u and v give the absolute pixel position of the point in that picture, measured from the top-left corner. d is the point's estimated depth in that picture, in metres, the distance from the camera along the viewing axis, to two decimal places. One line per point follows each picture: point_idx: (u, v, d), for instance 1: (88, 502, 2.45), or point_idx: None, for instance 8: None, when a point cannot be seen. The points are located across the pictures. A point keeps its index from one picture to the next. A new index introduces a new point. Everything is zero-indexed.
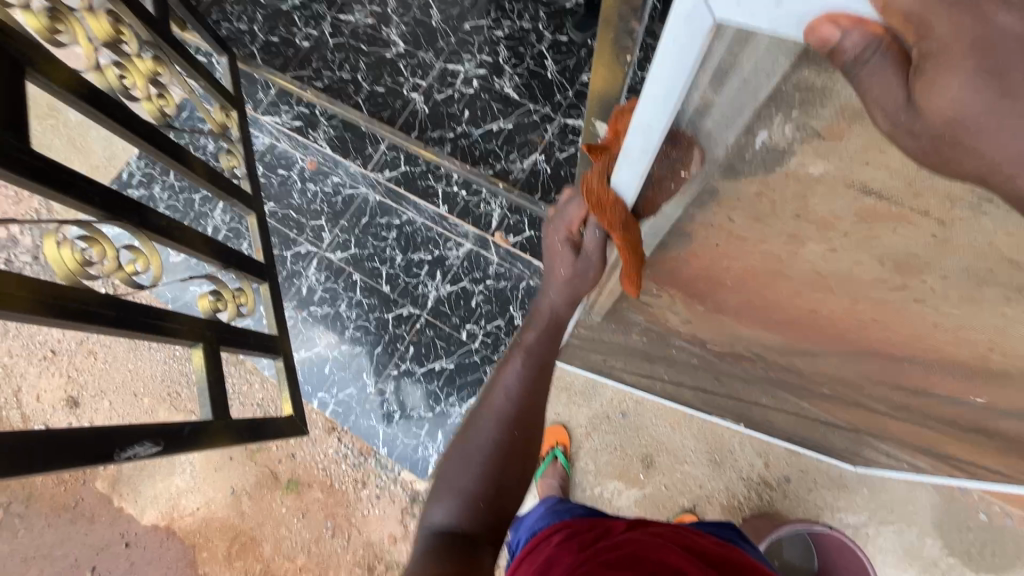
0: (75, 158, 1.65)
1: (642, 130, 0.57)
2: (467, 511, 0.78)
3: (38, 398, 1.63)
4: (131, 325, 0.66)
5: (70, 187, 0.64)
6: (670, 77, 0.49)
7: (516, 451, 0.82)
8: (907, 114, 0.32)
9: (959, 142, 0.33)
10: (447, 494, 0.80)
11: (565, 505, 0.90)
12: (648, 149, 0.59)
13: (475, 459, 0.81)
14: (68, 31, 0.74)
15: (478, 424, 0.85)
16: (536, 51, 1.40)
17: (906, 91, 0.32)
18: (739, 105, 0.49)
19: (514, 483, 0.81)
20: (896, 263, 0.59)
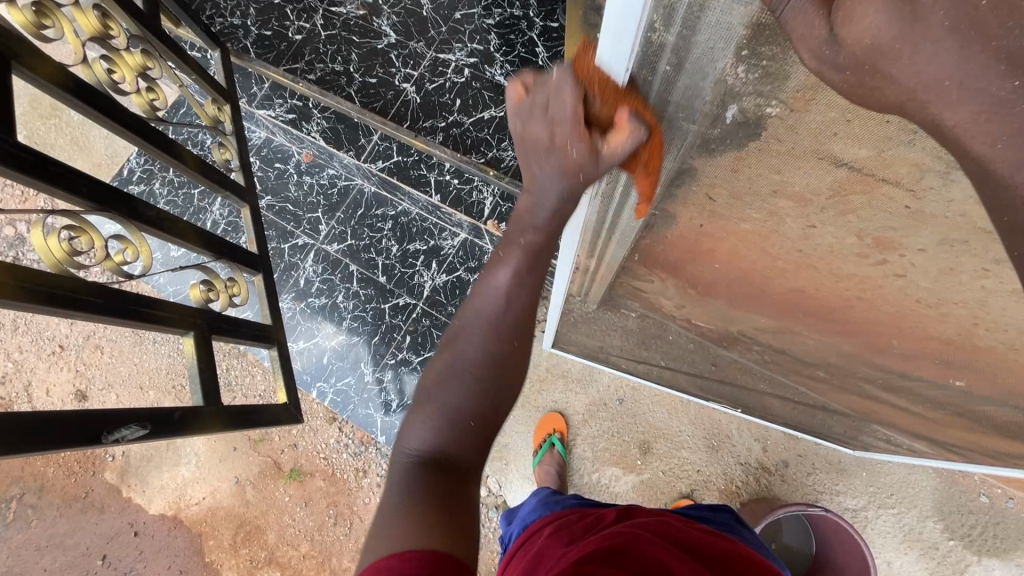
0: (79, 157, 1.69)
1: (606, 79, 0.53)
2: (456, 436, 0.70)
3: (48, 391, 1.67)
4: (120, 311, 0.68)
5: (58, 178, 0.65)
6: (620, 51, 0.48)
7: (503, 369, 0.74)
8: (831, 47, 0.37)
9: (880, 74, 0.36)
10: (433, 417, 0.71)
11: (558, 495, 0.91)
12: (615, 102, 0.56)
13: (468, 374, 0.73)
14: (55, 26, 0.75)
15: (468, 333, 0.75)
16: (527, 38, 1.39)
17: (827, 24, 0.36)
18: (702, 75, 0.50)
19: (501, 405, 0.74)
20: (875, 237, 0.59)
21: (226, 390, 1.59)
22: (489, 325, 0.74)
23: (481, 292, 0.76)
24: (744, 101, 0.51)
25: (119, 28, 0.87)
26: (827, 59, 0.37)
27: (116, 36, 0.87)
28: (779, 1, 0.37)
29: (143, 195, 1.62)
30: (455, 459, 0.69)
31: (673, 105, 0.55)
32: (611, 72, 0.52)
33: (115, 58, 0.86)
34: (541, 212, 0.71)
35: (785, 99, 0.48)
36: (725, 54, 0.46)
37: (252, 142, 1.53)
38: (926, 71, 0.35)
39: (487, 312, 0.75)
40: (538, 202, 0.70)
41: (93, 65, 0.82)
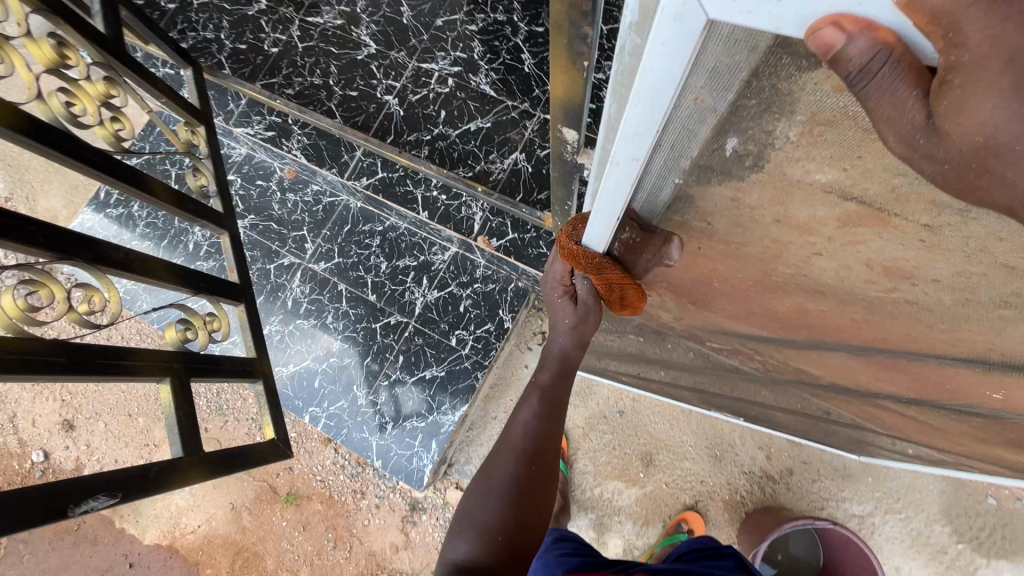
0: (55, 178, 1.64)
1: (629, 138, 0.48)
2: (487, 545, 0.81)
3: (34, 422, 1.62)
4: (85, 368, 0.64)
5: (10, 230, 0.60)
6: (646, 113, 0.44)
7: (529, 487, 0.85)
8: (927, 136, 0.32)
9: (988, 171, 0.32)
10: (466, 529, 0.83)
11: (559, 551, 0.85)
12: (638, 156, 0.51)
13: (496, 491, 0.85)
14: (5, 61, 0.70)
15: (497, 460, 0.89)
16: (512, 45, 1.34)
17: (926, 111, 0.31)
18: (702, 111, 0.46)
19: (526, 522, 0.83)
20: (885, 266, 0.55)
21: (217, 415, 1.55)
22: (513, 453, 0.88)
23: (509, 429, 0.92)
24: (744, 133, 0.47)
25: (78, 56, 0.82)
26: (918, 146, 0.33)
27: (74, 65, 0.82)
28: (863, 77, 0.31)
29: (121, 218, 1.56)
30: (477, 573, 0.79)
31: (671, 145, 0.51)
32: (634, 133, 0.47)
33: (74, 90, 0.81)
34: (554, 349, 0.97)
35: (788, 133, 0.44)
36: (727, 91, 0.43)
37: (231, 160, 1.47)
38: None
39: (517, 442, 0.89)
40: (556, 337, 0.96)
41: (49, 100, 0.77)
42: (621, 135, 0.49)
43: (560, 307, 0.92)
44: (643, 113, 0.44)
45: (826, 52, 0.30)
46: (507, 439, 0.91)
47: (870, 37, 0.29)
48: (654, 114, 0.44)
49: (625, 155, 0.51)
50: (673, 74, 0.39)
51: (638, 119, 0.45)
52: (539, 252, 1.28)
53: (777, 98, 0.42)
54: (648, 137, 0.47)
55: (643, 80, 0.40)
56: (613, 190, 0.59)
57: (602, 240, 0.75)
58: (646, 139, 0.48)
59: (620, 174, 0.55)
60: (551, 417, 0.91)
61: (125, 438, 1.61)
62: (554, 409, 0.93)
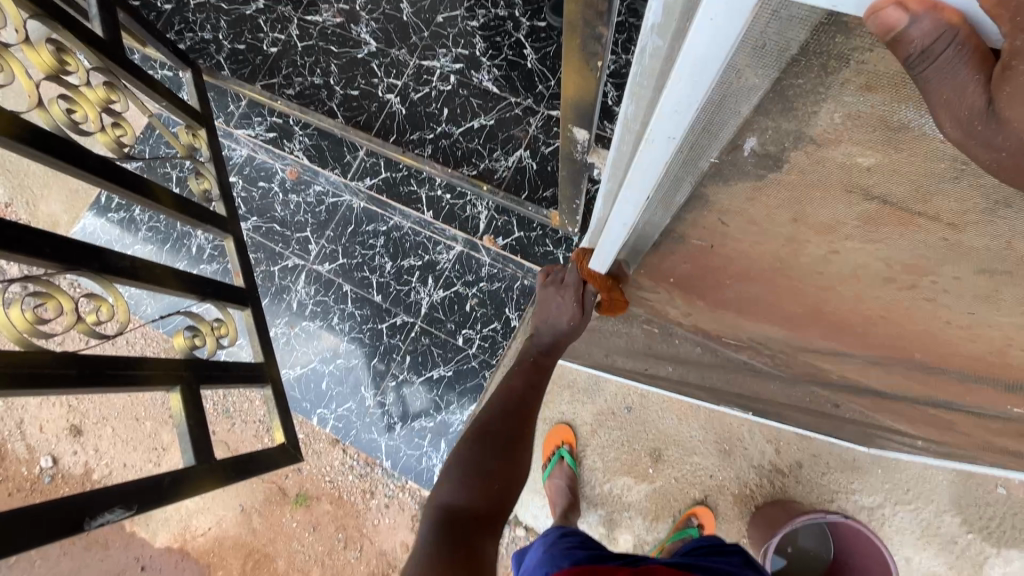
0: (55, 183, 1.63)
1: (654, 147, 0.47)
2: (477, 487, 0.80)
3: (41, 428, 1.62)
4: (97, 380, 0.63)
5: (17, 242, 0.60)
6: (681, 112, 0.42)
7: (517, 442, 0.87)
8: (986, 125, 0.33)
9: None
10: (456, 477, 0.82)
11: (563, 545, 0.83)
12: (663, 161, 0.49)
13: (491, 440, 0.86)
14: (5, 70, 0.69)
15: (484, 420, 0.90)
16: (514, 40, 1.32)
17: (987, 97, 0.32)
18: (728, 111, 0.45)
19: (515, 474, 0.84)
20: (904, 264, 0.54)
21: (225, 417, 1.55)
22: (506, 412, 0.91)
23: (500, 391, 0.96)
24: (765, 132, 0.46)
25: (77, 62, 0.81)
26: (977, 133, 0.34)
27: (74, 71, 0.81)
28: (923, 58, 0.32)
29: (124, 222, 1.55)
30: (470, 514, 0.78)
31: (689, 151, 0.51)
32: (660, 140, 0.46)
33: (74, 96, 0.80)
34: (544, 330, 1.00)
35: (811, 132, 0.44)
36: (754, 92, 0.43)
37: (233, 161, 1.45)
38: None
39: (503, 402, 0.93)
40: (549, 326, 0.99)
41: (50, 107, 0.76)
42: (646, 145, 0.47)
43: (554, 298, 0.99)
44: (670, 121, 0.42)
45: (885, 32, 0.31)
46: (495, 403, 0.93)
47: (933, 16, 0.29)
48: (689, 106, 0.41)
49: (647, 163, 0.50)
50: (705, 80, 0.37)
51: (666, 127, 0.43)
52: (545, 250, 1.27)
53: (804, 93, 0.41)
54: (672, 144, 0.46)
55: (673, 88, 0.39)
56: (631, 198, 0.58)
57: (616, 242, 0.74)
58: (672, 146, 0.46)
59: (639, 182, 0.54)
60: (532, 389, 0.97)
61: (133, 442, 1.61)
62: (537, 382, 0.98)
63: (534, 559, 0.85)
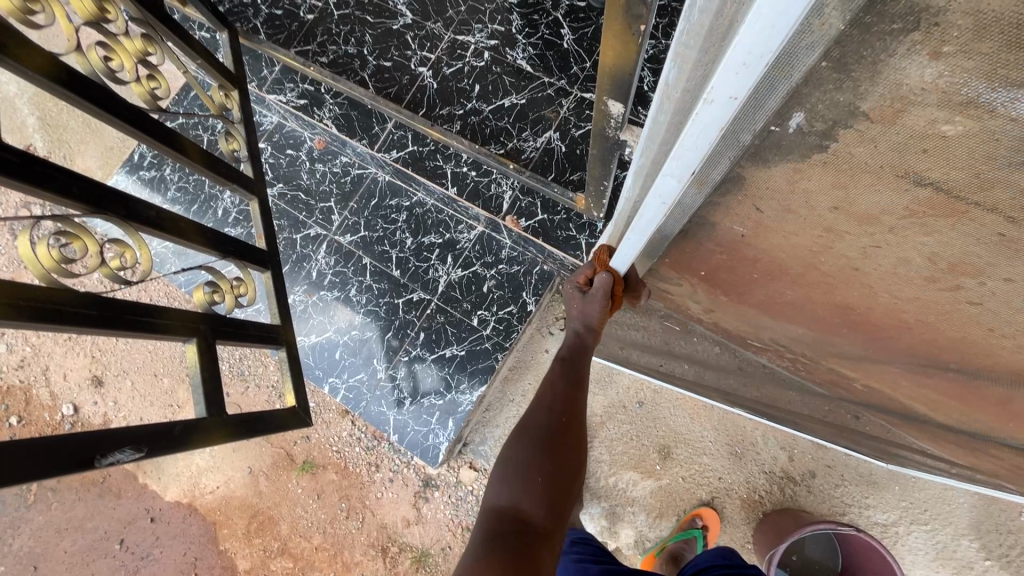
0: (91, 139, 1.66)
1: (718, 97, 0.39)
2: (527, 488, 0.72)
3: (65, 376, 1.67)
4: (115, 323, 0.64)
5: (48, 180, 0.60)
6: (740, 81, 0.37)
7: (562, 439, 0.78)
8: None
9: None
10: (505, 475, 0.75)
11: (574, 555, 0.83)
12: (738, 98, 0.39)
13: (528, 441, 0.78)
14: (46, 11, 0.70)
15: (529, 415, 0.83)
16: (551, 19, 1.30)
17: None
18: (801, 57, 0.39)
19: (566, 472, 0.75)
20: (950, 262, 0.51)
21: (238, 380, 1.57)
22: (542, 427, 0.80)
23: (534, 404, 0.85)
24: (813, 107, 0.44)
25: (117, 10, 0.81)
26: None
27: (114, 20, 0.81)
28: None
29: (154, 181, 1.57)
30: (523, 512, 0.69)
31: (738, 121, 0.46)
32: (728, 85, 0.38)
33: (113, 46, 0.80)
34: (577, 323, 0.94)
35: (863, 109, 0.41)
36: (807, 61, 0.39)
37: (263, 127, 1.47)
38: None
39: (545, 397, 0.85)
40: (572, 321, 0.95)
41: (88, 53, 0.77)
42: (721, 68, 0.36)
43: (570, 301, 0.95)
44: (760, 36, 0.32)
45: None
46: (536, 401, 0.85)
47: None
48: (750, 73, 0.36)
49: (720, 94, 0.39)
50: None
51: (752, 44, 0.33)
52: (568, 235, 1.25)
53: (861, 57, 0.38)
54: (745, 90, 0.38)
55: (754, 23, 0.31)
56: (686, 152, 0.47)
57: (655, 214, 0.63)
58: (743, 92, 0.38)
59: (701, 131, 0.44)
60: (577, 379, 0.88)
61: (150, 397, 1.65)
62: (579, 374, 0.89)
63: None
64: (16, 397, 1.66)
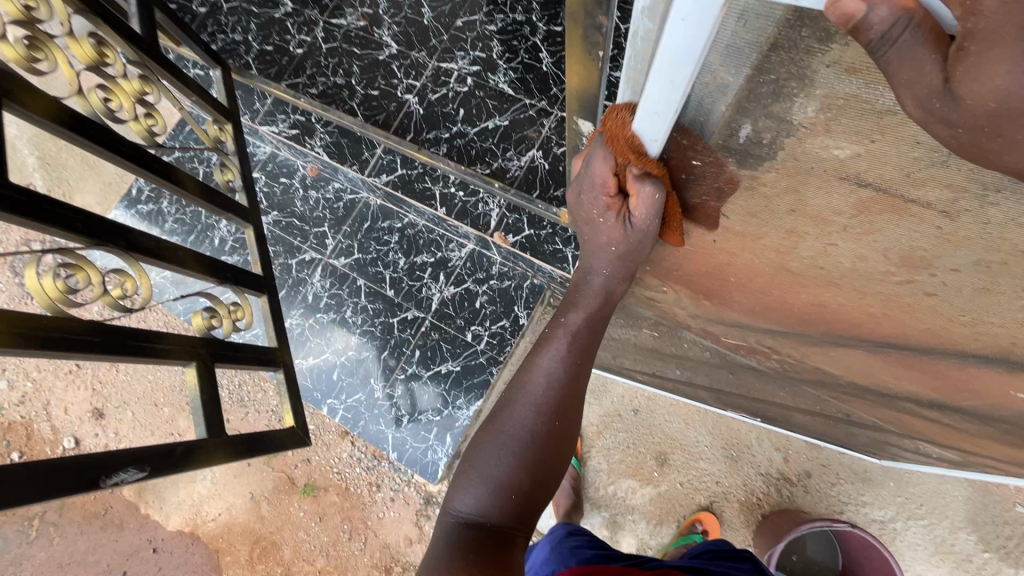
0: (90, 177, 1.71)
1: (649, 116, 0.49)
2: (516, 461, 0.74)
3: (66, 410, 1.68)
4: (117, 349, 0.67)
5: (51, 216, 0.64)
6: (660, 110, 0.48)
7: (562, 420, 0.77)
8: (943, 100, 0.36)
9: (999, 135, 0.36)
10: (501, 436, 0.76)
11: (570, 543, 0.82)
12: (659, 134, 0.52)
13: (533, 408, 0.77)
14: (49, 59, 0.74)
15: (535, 371, 0.81)
16: (530, 44, 1.36)
17: (944, 74, 0.35)
18: (712, 99, 0.48)
19: (556, 452, 0.76)
20: (903, 255, 0.55)
21: (239, 406, 1.59)
22: (534, 403, 0.78)
23: (533, 375, 0.80)
24: (758, 119, 0.48)
25: (115, 54, 0.86)
26: (935, 111, 0.36)
27: (112, 63, 0.86)
28: (883, 43, 0.34)
29: (151, 214, 1.61)
30: (505, 500, 0.73)
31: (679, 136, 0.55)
32: (653, 109, 0.48)
33: (112, 86, 0.85)
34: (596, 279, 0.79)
35: (800, 119, 0.45)
36: (720, 94, 0.47)
37: (257, 157, 1.52)
38: None
39: (552, 363, 0.80)
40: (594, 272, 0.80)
41: (89, 95, 0.81)
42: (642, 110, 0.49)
43: (595, 227, 0.71)
44: (662, 90, 0.44)
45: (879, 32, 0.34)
46: (547, 363, 0.80)
47: (889, 4, 0.33)
48: (668, 105, 0.46)
49: (648, 117, 0.50)
50: (678, 71, 0.41)
51: (657, 86, 0.44)
52: (555, 248, 1.29)
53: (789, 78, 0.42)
54: (669, 115, 0.48)
55: (661, 68, 0.42)
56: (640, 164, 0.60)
57: None
58: (667, 118, 0.48)
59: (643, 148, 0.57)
60: (589, 345, 0.82)
61: (151, 427, 1.66)
62: (591, 335, 0.82)
63: (540, 559, 0.84)
64: (17, 433, 1.67)
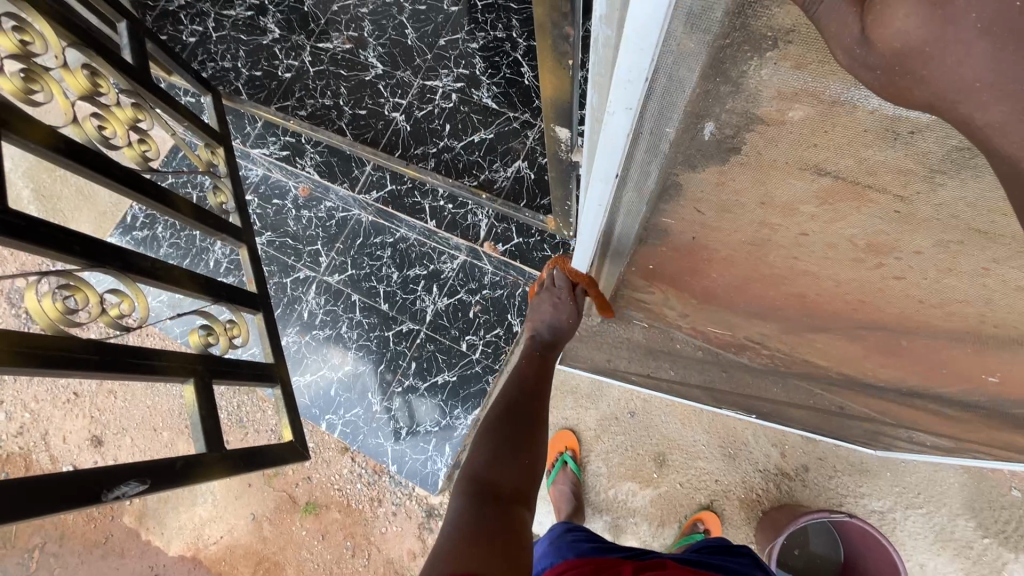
0: (85, 207, 1.72)
1: (622, 86, 0.48)
2: (511, 434, 0.85)
3: (65, 439, 1.68)
4: (116, 366, 0.68)
5: (50, 239, 0.66)
6: (633, 82, 0.47)
7: (538, 410, 0.92)
8: (861, 49, 0.35)
9: (909, 74, 0.34)
10: (495, 420, 0.88)
11: (570, 537, 0.85)
12: (632, 108, 0.50)
13: (515, 401, 0.93)
14: (45, 90, 0.77)
15: (512, 381, 0.99)
16: (512, 59, 1.41)
17: (861, 25, 0.34)
18: (673, 95, 0.50)
19: (539, 433, 0.88)
20: (868, 240, 0.57)
21: (238, 427, 1.60)
22: (515, 398, 0.94)
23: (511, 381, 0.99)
24: (720, 116, 0.50)
25: (109, 84, 0.89)
26: (857, 60, 0.36)
27: (106, 92, 0.89)
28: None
29: (146, 240, 1.64)
30: (509, 463, 0.79)
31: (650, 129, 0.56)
32: (627, 78, 0.47)
33: (106, 114, 0.88)
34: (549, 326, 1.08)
35: (758, 114, 0.48)
36: (681, 93, 0.49)
37: (248, 180, 1.55)
38: (955, 74, 0.33)
39: (524, 373, 1.01)
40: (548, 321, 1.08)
41: (85, 124, 0.84)
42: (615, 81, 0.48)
43: (546, 307, 1.08)
44: (635, 58, 0.43)
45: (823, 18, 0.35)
46: (520, 374, 1.01)
47: None
48: (640, 73, 0.45)
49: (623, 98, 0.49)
50: (659, 19, 0.39)
51: (633, 59, 0.44)
52: (544, 255, 1.32)
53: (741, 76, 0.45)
54: (640, 85, 0.47)
55: (633, 31, 0.41)
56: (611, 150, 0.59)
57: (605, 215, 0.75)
58: (639, 88, 0.47)
59: (616, 131, 0.55)
60: (547, 366, 1.05)
61: (150, 452, 1.66)
62: (548, 361, 1.07)
63: (541, 552, 0.87)
64: (16, 464, 1.67)
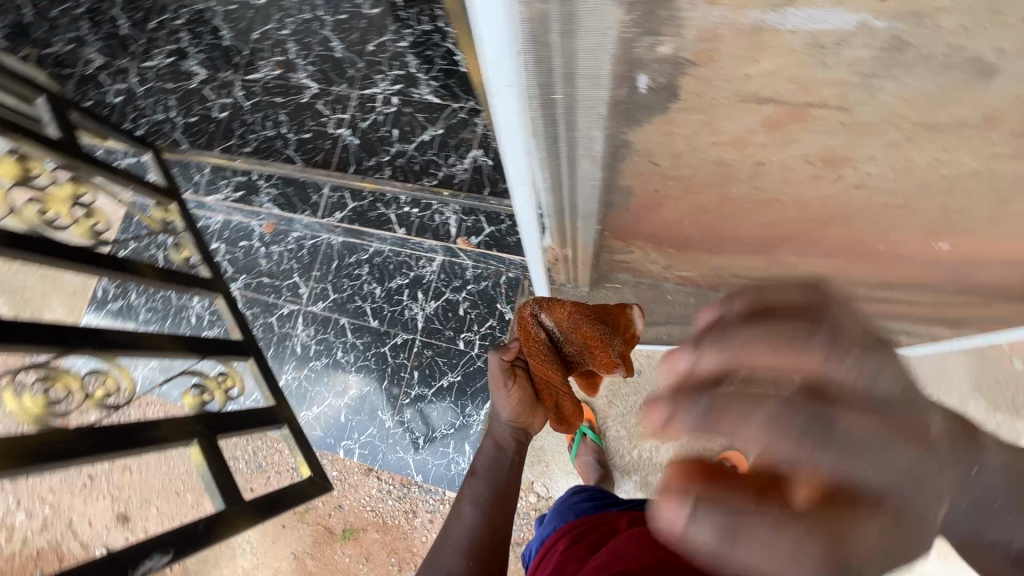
0: (51, 293, 1.66)
1: (496, 65, 0.54)
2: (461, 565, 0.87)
3: (90, 524, 1.66)
4: (115, 445, 0.67)
5: (16, 334, 0.64)
6: (502, 55, 0.51)
7: (495, 531, 0.91)
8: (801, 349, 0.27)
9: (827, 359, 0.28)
10: (445, 550, 0.90)
11: (574, 500, 0.97)
12: (512, 84, 0.56)
13: (469, 515, 0.93)
14: None
15: (471, 486, 0.98)
16: (443, 50, 1.40)
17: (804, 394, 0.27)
18: (594, 56, 0.49)
19: (492, 555, 0.88)
20: (821, 156, 0.56)
21: (260, 473, 1.59)
22: (469, 516, 0.93)
23: (465, 492, 0.98)
24: (649, 66, 0.49)
25: (41, 165, 0.87)
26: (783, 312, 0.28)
27: (40, 175, 0.87)
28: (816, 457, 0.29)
29: (123, 310, 1.62)
30: None
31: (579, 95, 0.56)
32: (496, 56, 0.52)
33: (44, 197, 0.86)
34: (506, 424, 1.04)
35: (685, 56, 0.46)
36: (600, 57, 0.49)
37: (211, 229, 1.53)
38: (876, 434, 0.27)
39: (482, 479, 0.99)
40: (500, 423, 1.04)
41: (25, 211, 0.82)
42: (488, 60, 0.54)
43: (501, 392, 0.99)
44: (490, 36, 0.49)
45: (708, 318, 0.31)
46: (479, 479, 0.99)
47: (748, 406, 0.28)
48: (503, 49, 0.50)
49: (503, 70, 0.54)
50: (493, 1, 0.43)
51: (492, 38, 0.50)
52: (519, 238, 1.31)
53: (600, 32, 0.46)
54: (511, 61, 0.52)
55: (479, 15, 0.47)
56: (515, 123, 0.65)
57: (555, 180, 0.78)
58: (510, 63, 0.52)
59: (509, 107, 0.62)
60: (509, 469, 1.01)
61: (179, 517, 1.65)
62: (510, 464, 1.02)
63: (552, 514, 1.00)
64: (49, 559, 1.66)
